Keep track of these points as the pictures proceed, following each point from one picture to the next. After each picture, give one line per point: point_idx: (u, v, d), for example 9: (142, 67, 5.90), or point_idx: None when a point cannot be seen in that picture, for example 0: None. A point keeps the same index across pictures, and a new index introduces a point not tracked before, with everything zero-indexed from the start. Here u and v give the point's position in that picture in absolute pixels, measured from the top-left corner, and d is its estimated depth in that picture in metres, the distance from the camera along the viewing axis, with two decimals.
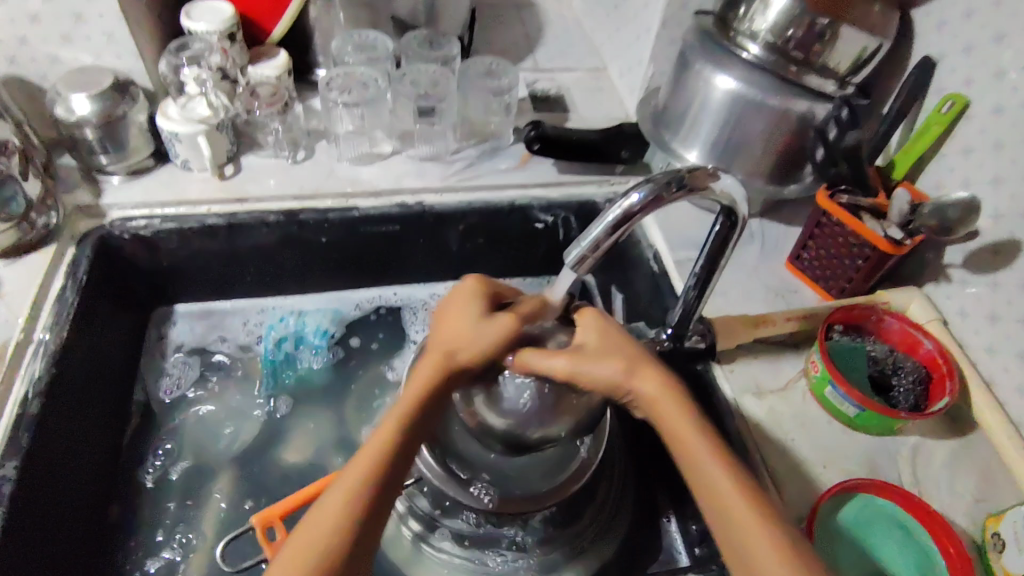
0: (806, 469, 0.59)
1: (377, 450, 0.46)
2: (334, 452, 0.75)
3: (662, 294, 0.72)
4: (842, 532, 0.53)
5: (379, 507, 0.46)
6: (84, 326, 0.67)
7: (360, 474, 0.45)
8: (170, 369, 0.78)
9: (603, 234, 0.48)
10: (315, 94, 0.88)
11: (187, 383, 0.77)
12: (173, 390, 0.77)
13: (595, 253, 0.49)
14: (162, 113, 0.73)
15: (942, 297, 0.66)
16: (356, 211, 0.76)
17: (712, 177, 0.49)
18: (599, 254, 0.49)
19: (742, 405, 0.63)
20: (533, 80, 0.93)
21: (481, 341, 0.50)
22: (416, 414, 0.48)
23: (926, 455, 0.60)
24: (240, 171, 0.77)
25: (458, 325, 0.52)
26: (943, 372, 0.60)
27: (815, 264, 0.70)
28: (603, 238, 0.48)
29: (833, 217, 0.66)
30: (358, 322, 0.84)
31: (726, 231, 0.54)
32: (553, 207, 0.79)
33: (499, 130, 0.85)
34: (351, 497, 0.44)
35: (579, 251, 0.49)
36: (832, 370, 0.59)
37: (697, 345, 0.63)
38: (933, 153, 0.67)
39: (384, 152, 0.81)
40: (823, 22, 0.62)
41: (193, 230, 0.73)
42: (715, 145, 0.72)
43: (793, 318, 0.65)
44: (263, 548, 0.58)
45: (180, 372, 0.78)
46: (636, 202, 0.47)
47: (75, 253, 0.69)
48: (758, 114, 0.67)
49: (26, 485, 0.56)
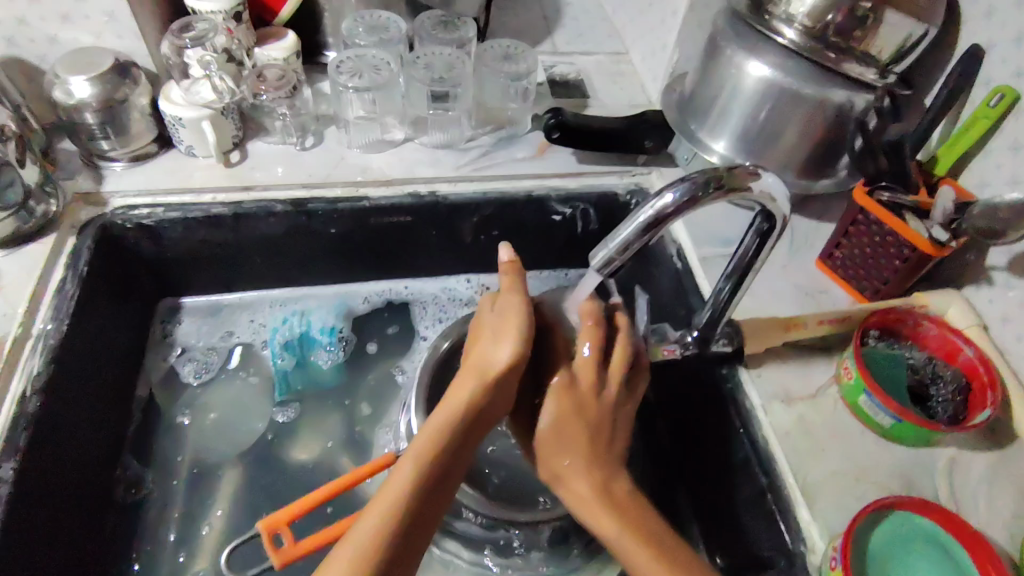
0: (838, 481, 0.56)
1: (425, 449, 0.46)
2: (343, 450, 0.73)
3: (685, 292, 0.69)
4: (878, 553, 0.50)
5: (422, 513, 0.44)
6: (87, 319, 0.64)
7: (408, 474, 0.45)
8: (184, 361, 0.76)
9: (636, 236, 0.45)
10: (324, 77, 0.84)
11: (208, 375, 0.76)
12: (197, 379, 0.75)
13: (628, 254, 0.46)
14: (164, 97, 0.69)
15: (982, 300, 0.63)
16: (366, 202, 0.73)
17: (752, 177, 0.46)
18: (630, 254, 0.46)
19: (770, 413, 0.60)
20: (551, 64, 0.89)
21: (511, 335, 0.51)
22: (461, 417, 0.47)
23: (963, 467, 0.58)
24: (246, 159, 0.74)
25: (488, 329, 0.52)
26: (984, 381, 0.57)
27: (849, 263, 0.67)
28: (637, 240, 0.45)
29: (870, 215, 0.62)
30: (367, 317, 0.82)
31: (764, 233, 0.51)
32: (572, 198, 0.76)
33: (515, 117, 0.81)
34: (404, 502, 0.44)
35: (609, 254, 0.46)
36: (867, 378, 0.56)
37: (722, 349, 0.61)
38: (977, 148, 0.63)
39: (395, 139, 0.78)
40: (866, 6, 0.57)
41: (197, 219, 0.70)
42: (745, 138, 0.68)
43: (826, 322, 0.62)
44: (270, 556, 0.55)
45: (201, 364, 0.76)
46: (670, 202, 0.44)
47: (75, 243, 0.66)
48: (794, 106, 0.64)
49: (25, 486, 0.54)
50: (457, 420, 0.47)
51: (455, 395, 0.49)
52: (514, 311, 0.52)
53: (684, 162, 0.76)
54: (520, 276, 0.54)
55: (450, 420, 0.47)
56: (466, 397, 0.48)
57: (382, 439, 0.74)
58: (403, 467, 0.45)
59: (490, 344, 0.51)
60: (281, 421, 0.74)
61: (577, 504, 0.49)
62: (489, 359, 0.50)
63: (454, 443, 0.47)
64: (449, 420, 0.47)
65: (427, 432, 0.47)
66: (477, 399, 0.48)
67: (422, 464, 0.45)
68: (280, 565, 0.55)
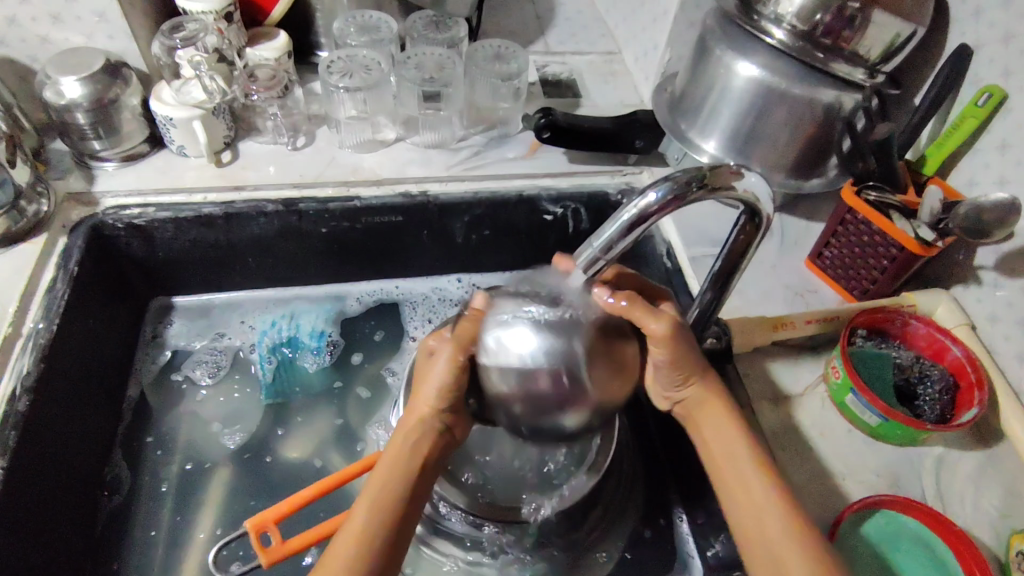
0: (825, 481, 0.56)
1: (383, 482, 0.49)
2: (333, 450, 0.73)
3: (674, 290, 0.69)
4: (863, 552, 0.50)
5: (389, 551, 0.47)
6: (76, 319, 0.65)
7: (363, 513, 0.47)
8: (193, 365, 0.76)
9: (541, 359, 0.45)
10: (316, 77, 0.84)
11: (222, 373, 0.76)
12: (211, 382, 0.76)
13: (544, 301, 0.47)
14: (156, 97, 0.70)
15: (970, 299, 0.63)
16: (357, 201, 0.73)
17: (734, 177, 0.46)
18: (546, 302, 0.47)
19: (759, 412, 0.60)
20: (544, 63, 0.90)
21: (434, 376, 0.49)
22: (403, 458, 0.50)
23: (951, 466, 0.58)
24: (237, 158, 0.74)
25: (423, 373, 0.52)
26: (971, 381, 0.57)
27: (837, 262, 0.67)
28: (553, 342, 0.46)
29: (857, 215, 0.62)
30: (356, 319, 0.82)
31: (749, 233, 0.50)
32: (563, 198, 0.76)
33: (507, 117, 0.82)
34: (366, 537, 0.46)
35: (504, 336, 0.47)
36: (854, 377, 0.56)
37: (713, 345, 0.61)
38: (967, 146, 0.63)
39: (387, 139, 0.79)
40: (854, 6, 0.56)
41: (187, 219, 0.70)
42: (733, 138, 0.69)
43: (814, 321, 0.62)
44: (259, 554, 0.55)
45: (212, 364, 0.77)
46: (653, 202, 0.44)
47: (66, 243, 0.66)
48: (782, 104, 0.64)
49: (15, 486, 0.55)
50: (395, 471, 0.49)
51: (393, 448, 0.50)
52: (443, 360, 0.49)
53: (674, 162, 0.76)
54: (484, 320, 0.48)
55: (385, 484, 0.49)
56: (403, 444, 0.50)
57: (376, 433, 0.74)
58: (355, 514, 0.48)
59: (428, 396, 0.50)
60: (229, 447, 0.72)
61: (700, 412, 0.52)
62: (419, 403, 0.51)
63: (403, 476, 0.49)
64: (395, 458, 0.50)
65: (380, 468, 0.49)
66: (413, 450, 0.50)
67: (374, 505, 0.48)
68: (268, 564, 0.55)
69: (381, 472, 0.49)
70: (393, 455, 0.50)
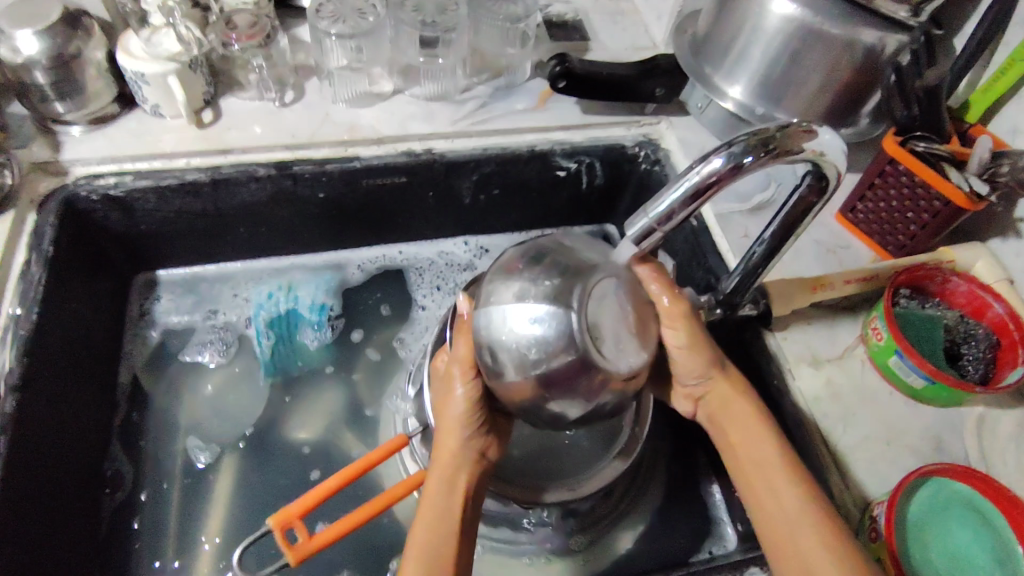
0: (870, 447, 0.55)
1: (436, 514, 0.46)
2: (346, 428, 0.69)
3: (702, 251, 0.66)
4: (920, 526, 0.49)
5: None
6: (58, 306, 0.59)
7: (422, 547, 0.45)
8: (198, 349, 0.71)
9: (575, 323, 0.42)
10: (299, 22, 0.75)
11: (231, 354, 0.71)
12: (215, 361, 0.71)
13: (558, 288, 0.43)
14: (122, 49, 0.61)
15: (1008, 253, 0.61)
16: (358, 161, 0.67)
17: (807, 135, 0.42)
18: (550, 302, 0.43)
19: (799, 378, 0.58)
20: (547, 2, 0.82)
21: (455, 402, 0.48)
22: (449, 488, 0.48)
23: (992, 426, 0.57)
24: (220, 118, 0.67)
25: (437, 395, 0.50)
26: (1015, 338, 0.55)
27: (871, 218, 0.64)
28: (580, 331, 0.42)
29: (900, 166, 0.59)
30: (359, 289, 0.77)
31: (811, 196, 0.47)
32: (577, 152, 0.71)
33: (514, 64, 0.75)
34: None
35: (535, 343, 0.43)
36: (899, 338, 0.54)
37: (749, 312, 0.58)
38: (1013, 90, 0.59)
39: (384, 91, 0.72)
40: None
41: (171, 187, 0.64)
42: (763, 85, 0.64)
43: (854, 281, 0.59)
44: (285, 552, 0.51)
45: (218, 344, 0.71)
46: (720, 166, 0.39)
47: (37, 220, 0.59)
48: (820, 49, 0.59)
49: (10, 495, 0.50)
50: (445, 501, 0.47)
51: (440, 476, 0.48)
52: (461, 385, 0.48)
53: (696, 110, 0.71)
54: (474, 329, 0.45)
55: (438, 517, 0.46)
56: (451, 473, 0.48)
57: (392, 406, 0.71)
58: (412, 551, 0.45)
59: (460, 421, 0.48)
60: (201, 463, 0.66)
61: (721, 407, 0.52)
62: (450, 431, 0.49)
63: (455, 504, 0.47)
64: (444, 484, 0.48)
65: (430, 498, 0.47)
66: (461, 480, 0.48)
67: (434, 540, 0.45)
68: (296, 561, 0.51)
69: (432, 504, 0.47)
70: (440, 488, 0.47)
